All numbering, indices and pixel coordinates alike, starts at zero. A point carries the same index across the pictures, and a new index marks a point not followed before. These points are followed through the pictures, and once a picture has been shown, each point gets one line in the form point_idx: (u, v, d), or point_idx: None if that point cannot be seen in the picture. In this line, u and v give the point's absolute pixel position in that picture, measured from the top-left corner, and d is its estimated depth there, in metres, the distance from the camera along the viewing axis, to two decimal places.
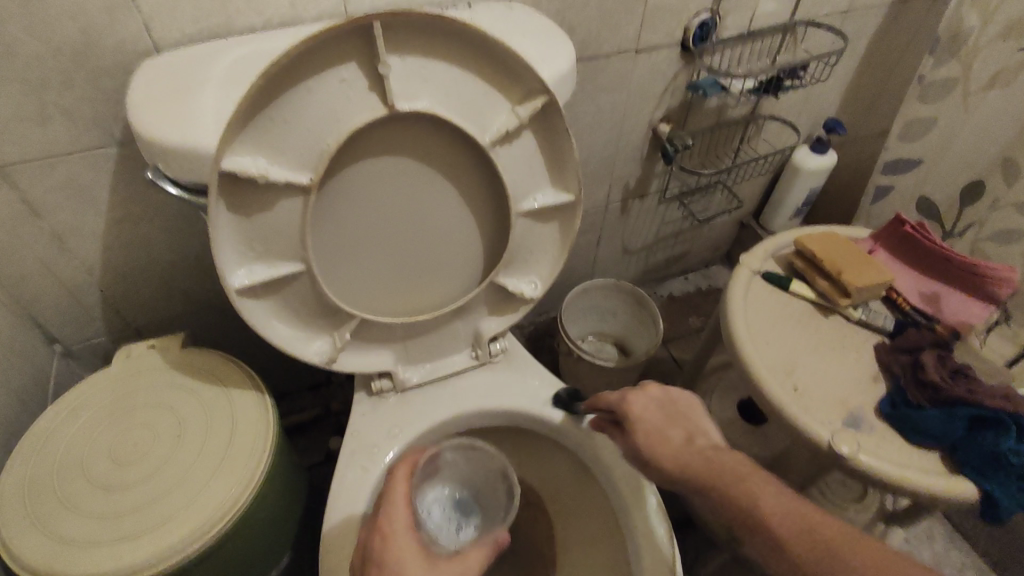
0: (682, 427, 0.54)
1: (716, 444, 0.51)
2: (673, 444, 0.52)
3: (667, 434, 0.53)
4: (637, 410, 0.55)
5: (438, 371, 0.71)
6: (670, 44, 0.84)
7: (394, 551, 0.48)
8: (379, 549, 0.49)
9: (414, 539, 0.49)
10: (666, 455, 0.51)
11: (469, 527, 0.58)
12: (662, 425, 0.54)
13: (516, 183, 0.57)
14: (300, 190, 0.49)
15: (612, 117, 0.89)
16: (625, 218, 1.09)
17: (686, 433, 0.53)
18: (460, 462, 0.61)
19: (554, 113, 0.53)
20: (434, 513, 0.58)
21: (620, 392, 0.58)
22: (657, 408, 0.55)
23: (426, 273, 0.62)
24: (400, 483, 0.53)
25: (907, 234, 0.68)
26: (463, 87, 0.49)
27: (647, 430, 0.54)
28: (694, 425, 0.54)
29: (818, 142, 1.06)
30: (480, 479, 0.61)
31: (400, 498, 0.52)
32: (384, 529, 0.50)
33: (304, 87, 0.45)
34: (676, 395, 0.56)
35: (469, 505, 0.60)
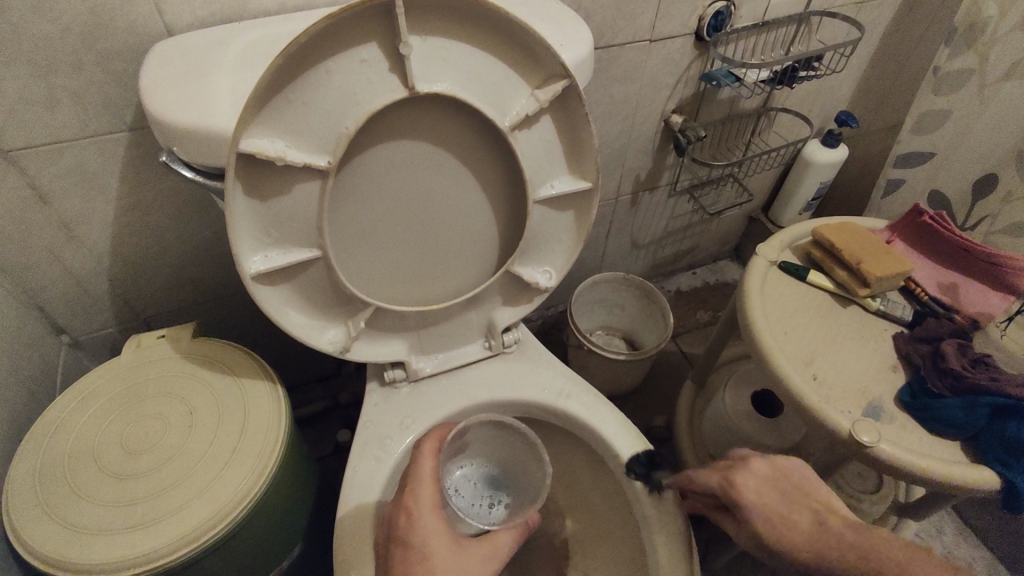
0: (807, 509, 0.47)
1: (847, 520, 0.46)
2: (805, 532, 0.45)
3: (790, 518, 0.46)
4: (750, 498, 0.47)
5: (451, 361, 0.71)
6: (684, 33, 0.83)
7: (421, 531, 0.47)
8: (405, 527, 0.48)
9: (440, 517, 0.49)
10: (803, 548, 0.45)
11: (500, 504, 0.60)
12: (785, 513, 0.46)
13: (534, 170, 0.56)
14: (317, 173, 0.48)
15: (624, 107, 0.88)
16: (635, 211, 1.08)
17: (811, 516, 0.46)
18: (484, 438, 0.62)
19: (573, 98, 0.53)
20: (462, 489, 0.61)
21: (723, 473, 0.50)
22: (771, 487, 0.48)
23: (442, 261, 0.61)
24: (427, 460, 0.53)
25: (925, 225, 0.67)
26: (483, 70, 0.49)
27: (771, 522, 0.46)
28: (812, 498, 0.48)
29: (830, 134, 1.04)
30: (508, 458, 0.63)
31: (426, 475, 0.52)
32: (410, 508, 0.49)
33: (323, 68, 0.44)
34: (786, 466, 0.49)
35: (498, 482, 0.63)
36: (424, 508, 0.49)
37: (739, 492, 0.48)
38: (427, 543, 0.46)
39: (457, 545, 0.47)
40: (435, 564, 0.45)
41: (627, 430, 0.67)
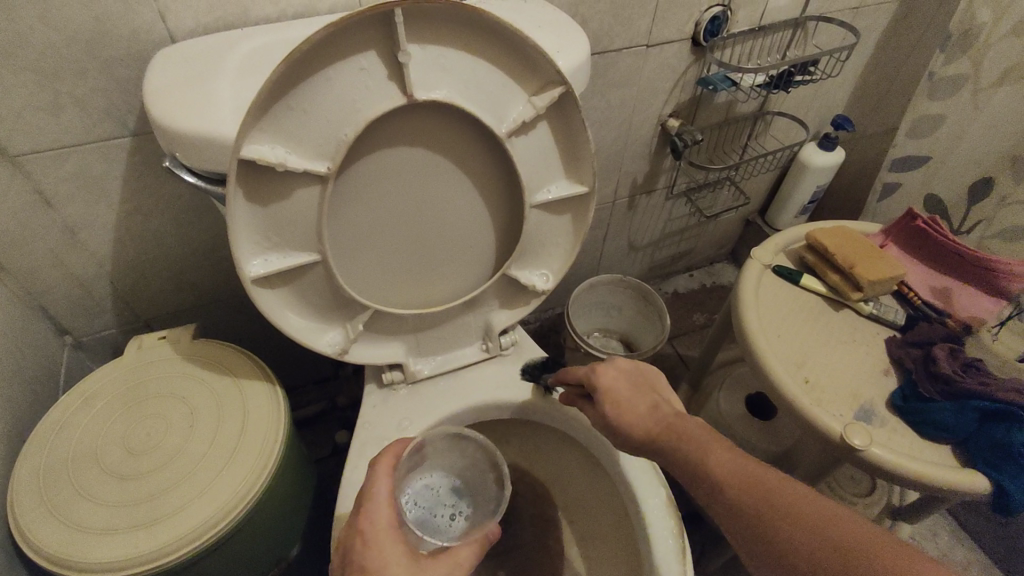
0: (648, 396, 0.56)
1: (682, 410, 0.53)
2: (640, 410, 0.54)
3: (633, 399, 0.55)
4: (606, 382, 0.57)
5: (449, 363, 0.72)
6: (681, 38, 0.84)
7: (375, 557, 0.47)
8: (360, 554, 0.47)
9: (395, 543, 0.48)
10: (631, 420, 0.54)
11: (461, 515, 0.58)
12: (630, 395, 0.56)
13: (531, 175, 0.57)
14: (317, 179, 0.49)
15: (622, 112, 0.89)
16: (632, 214, 1.09)
17: (655, 403, 0.55)
18: (444, 450, 0.61)
19: (570, 104, 0.53)
20: (421, 502, 0.58)
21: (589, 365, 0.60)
22: (625, 379, 0.57)
23: (439, 265, 0.62)
24: (383, 478, 0.52)
25: (918, 229, 0.68)
26: (481, 77, 0.49)
27: (615, 400, 0.56)
28: (660, 394, 0.56)
29: (826, 138, 1.05)
30: (472, 471, 0.61)
31: (383, 496, 0.51)
32: (366, 532, 0.48)
33: (323, 76, 0.45)
34: (646, 368, 0.58)
35: (462, 493, 0.60)
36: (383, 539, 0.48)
37: (597, 374, 0.58)
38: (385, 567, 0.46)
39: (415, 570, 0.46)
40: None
41: None
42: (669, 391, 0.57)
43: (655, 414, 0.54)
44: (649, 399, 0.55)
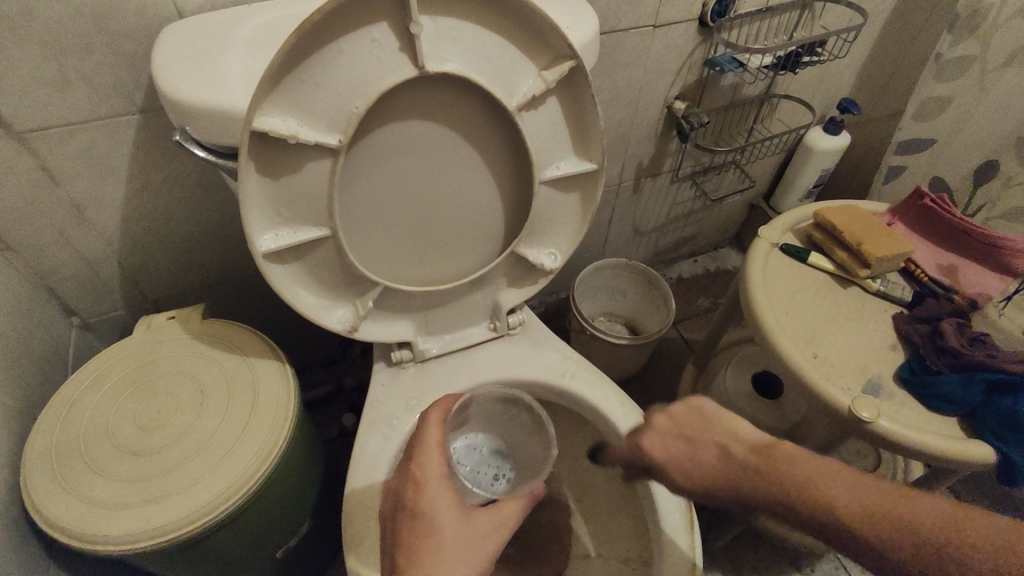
0: (710, 445, 0.46)
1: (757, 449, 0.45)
2: (713, 468, 0.45)
3: (697, 459, 0.46)
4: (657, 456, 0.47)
5: (457, 342, 0.72)
6: (688, 19, 0.83)
7: (429, 501, 0.47)
8: (412, 498, 0.48)
9: (447, 489, 0.48)
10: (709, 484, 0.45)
11: (503, 477, 0.59)
12: (692, 454, 0.46)
13: (540, 151, 0.57)
14: (328, 152, 0.49)
15: (627, 93, 0.89)
16: (638, 198, 1.09)
17: (718, 450, 0.46)
18: (491, 409, 0.61)
19: (581, 79, 0.53)
20: (466, 460, 0.60)
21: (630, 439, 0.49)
22: (675, 436, 0.47)
23: (449, 241, 0.62)
24: (433, 427, 0.52)
25: (925, 207, 0.69)
26: (491, 50, 0.49)
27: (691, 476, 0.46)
28: (725, 433, 0.46)
29: (832, 122, 1.05)
30: (515, 434, 0.61)
31: (433, 445, 0.50)
32: (418, 478, 0.48)
33: (336, 48, 0.45)
34: (688, 411, 0.47)
35: (504, 454, 0.61)
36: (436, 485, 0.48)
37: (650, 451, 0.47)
38: (436, 511, 0.46)
39: (468, 516, 0.47)
40: (445, 533, 0.45)
41: (629, 407, 0.68)
42: (733, 419, 0.47)
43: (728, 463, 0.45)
44: (711, 453, 0.46)
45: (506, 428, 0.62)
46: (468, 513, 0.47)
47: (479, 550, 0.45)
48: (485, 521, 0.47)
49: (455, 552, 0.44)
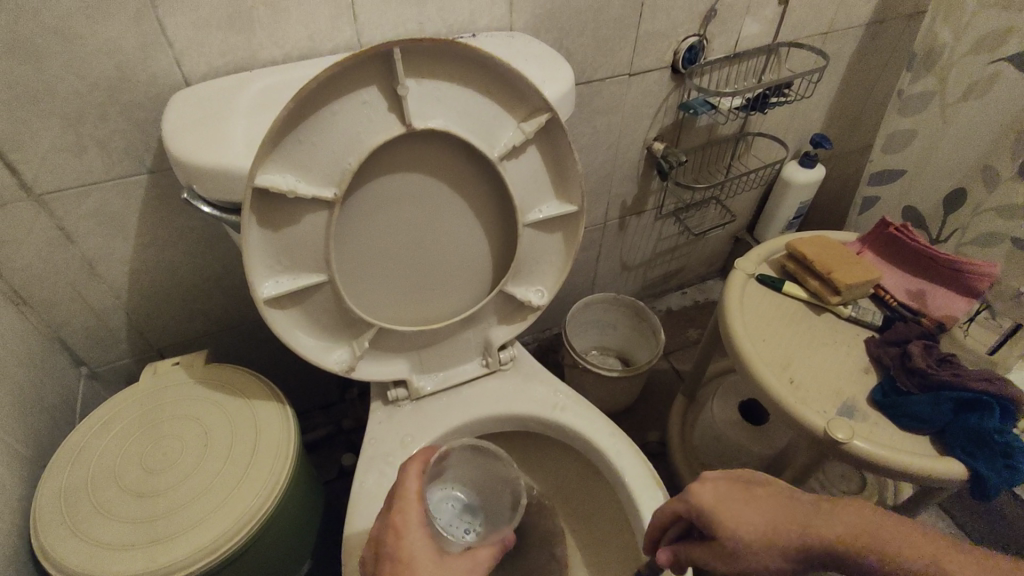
0: (765, 486, 0.47)
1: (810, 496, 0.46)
2: (765, 501, 0.45)
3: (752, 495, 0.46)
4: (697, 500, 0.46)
5: (451, 379, 0.75)
6: (661, 66, 0.89)
7: (407, 548, 0.49)
8: (393, 546, 0.50)
9: (423, 536, 0.50)
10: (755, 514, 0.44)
11: (474, 530, 0.61)
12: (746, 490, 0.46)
13: (523, 196, 0.61)
14: (324, 204, 0.53)
15: (608, 137, 0.94)
16: (624, 234, 1.14)
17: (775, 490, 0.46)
18: (465, 459, 0.62)
19: (557, 129, 0.58)
20: (443, 512, 0.61)
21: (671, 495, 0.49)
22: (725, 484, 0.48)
23: (439, 282, 0.65)
24: (411, 476, 0.55)
25: (891, 235, 0.72)
26: (474, 107, 0.54)
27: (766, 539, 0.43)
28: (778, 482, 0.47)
29: (807, 156, 1.12)
30: (489, 489, 0.63)
31: (412, 493, 0.53)
32: (398, 524, 0.51)
33: (331, 111, 0.49)
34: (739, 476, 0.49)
35: (477, 506, 0.64)
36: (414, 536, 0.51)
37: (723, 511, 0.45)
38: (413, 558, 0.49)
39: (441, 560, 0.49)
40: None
41: (618, 436, 0.70)
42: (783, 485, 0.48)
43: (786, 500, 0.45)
44: (773, 492, 0.46)
45: (479, 478, 0.64)
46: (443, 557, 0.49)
47: None
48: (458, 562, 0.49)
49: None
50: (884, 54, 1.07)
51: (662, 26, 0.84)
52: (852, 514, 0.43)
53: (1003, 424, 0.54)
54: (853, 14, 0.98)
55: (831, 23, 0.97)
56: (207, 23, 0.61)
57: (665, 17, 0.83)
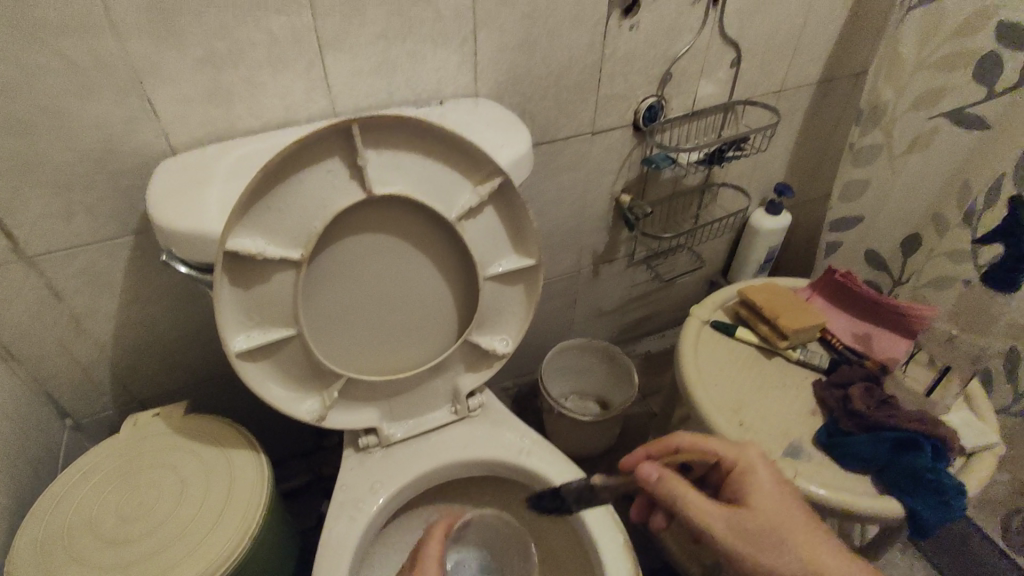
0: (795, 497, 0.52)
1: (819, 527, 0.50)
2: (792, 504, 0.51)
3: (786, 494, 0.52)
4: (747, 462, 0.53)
5: (420, 426, 0.77)
6: (623, 125, 0.95)
7: None
8: None
9: None
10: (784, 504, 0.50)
11: None
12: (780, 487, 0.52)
13: (483, 253, 0.66)
14: (292, 264, 0.57)
15: (575, 190, 1.00)
16: (597, 281, 1.18)
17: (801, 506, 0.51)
18: (476, 530, 0.80)
19: (511, 191, 0.63)
20: None
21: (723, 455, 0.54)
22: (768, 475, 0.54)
23: (406, 334, 0.69)
24: (434, 541, 0.71)
25: (837, 281, 0.76)
26: (432, 173, 0.59)
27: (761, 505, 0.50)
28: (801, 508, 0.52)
29: (772, 204, 1.17)
30: (500, 556, 0.79)
31: (434, 556, 0.69)
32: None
33: (297, 180, 0.54)
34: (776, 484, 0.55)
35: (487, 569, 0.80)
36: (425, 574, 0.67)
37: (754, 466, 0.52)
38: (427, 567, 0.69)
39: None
40: None
41: (581, 480, 0.73)
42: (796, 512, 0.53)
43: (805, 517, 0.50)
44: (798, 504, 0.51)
45: (487, 545, 0.81)
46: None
47: None
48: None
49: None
50: (836, 108, 1.14)
51: (620, 90, 0.90)
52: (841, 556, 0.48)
53: (935, 461, 0.57)
54: (803, 73, 1.05)
55: (782, 82, 1.04)
56: (191, 98, 0.67)
57: (623, 81, 0.89)
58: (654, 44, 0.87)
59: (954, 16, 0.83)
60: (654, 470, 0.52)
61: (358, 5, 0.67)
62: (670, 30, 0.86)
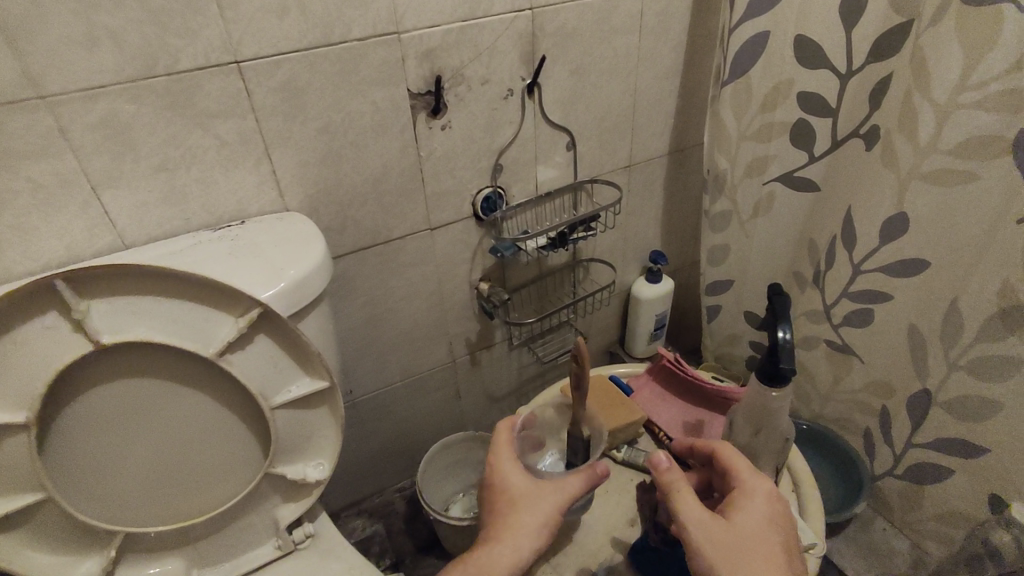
0: (784, 539, 0.51)
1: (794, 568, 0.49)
2: (772, 535, 0.51)
3: (776, 528, 0.52)
4: (751, 484, 0.55)
5: (238, 568, 0.72)
6: (463, 217, 0.93)
7: (501, 477, 0.61)
8: (491, 477, 0.62)
9: (516, 468, 0.62)
10: (754, 528, 0.51)
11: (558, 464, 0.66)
12: (772, 518, 0.52)
13: (262, 383, 0.62)
14: (19, 427, 0.53)
15: (427, 284, 0.97)
16: (478, 369, 1.14)
17: (787, 546, 0.51)
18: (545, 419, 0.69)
19: (277, 316, 0.59)
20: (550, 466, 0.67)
21: (748, 470, 0.56)
22: (774, 502, 0.54)
23: (195, 476, 0.65)
24: (505, 446, 0.63)
25: (667, 367, 0.80)
26: (177, 312, 0.56)
27: (747, 529, 0.51)
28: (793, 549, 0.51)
29: (649, 274, 1.16)
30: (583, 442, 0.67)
31: (509, 451, 0.63)
32: (492, 461, 0.63)
33: (6, 343, 0.51)
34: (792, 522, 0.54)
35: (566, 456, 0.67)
36: (519, 504, 0.59)
37: (757, 494, 0.54)
38: (513, 491, 0.60)
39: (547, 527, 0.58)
40: (512, 486, 0.60)
41: None
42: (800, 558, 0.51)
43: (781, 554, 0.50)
44: (783, 538, 0.51)
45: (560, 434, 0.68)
46: (536, 487, 0.60)
47: (535, 510, 0.58)
48: (552, 491, 0.59)
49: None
50: (692, 174, 1.15)
51: (450, 185, 0.89)
52: None
53: None
54: (649, 147, 1.06)
55: (629, 156, 1.04)
56: None
57: (450, 177, 0.88)
58: (474, 139, 0.87)
59: (760, 88, 0.86)
60: (667, 459, 0.54)
61: (127, 141, 0.66)
62: (488, 124, 0.86)
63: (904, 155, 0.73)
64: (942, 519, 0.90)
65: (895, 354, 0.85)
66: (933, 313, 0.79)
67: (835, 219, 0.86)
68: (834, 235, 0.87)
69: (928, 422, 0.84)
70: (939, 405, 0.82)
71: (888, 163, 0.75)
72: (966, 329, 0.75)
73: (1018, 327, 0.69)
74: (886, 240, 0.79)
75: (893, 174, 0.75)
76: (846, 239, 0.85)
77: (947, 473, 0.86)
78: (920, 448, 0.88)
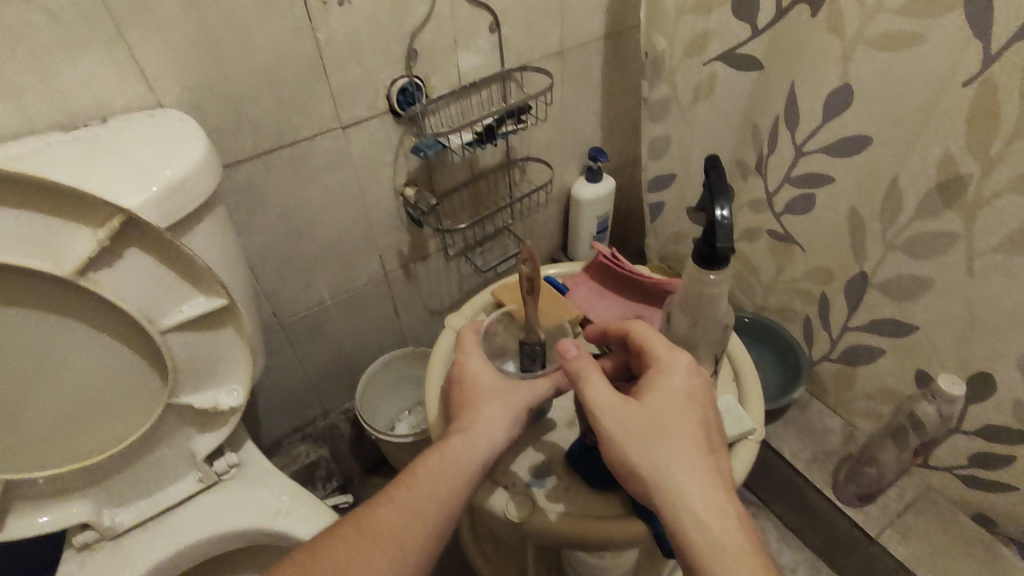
0: (700, 414, 0.50)
1: (706, 444, 0.49)
2: (687, 412, 0.50)
3: (692, 404, 0.50)
4: (668, 362, 0.52)
5: (155, 505, 0.67)
6: (378, 113, 0.83)
7: (468, 374, 0.59)
8: (457, 375, 0.60)
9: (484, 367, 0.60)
10: (667, 407, 0.49)
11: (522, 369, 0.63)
12: (689, 394, 0.50)
13: (144, 303, 0.54)
14: None
15: (346, 192, 0.88)
16: (414, 283, 1.08)
17: (702, 421, 0.50)
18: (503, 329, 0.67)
19: (145, 224, 0.51)
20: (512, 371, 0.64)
21: (667, 348, 0.54)
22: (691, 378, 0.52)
23: (83, 413, 0.58)
24: (472, 346, 0.61)
25: (604, 265, 0.76)
26: (17, 225, 0.47)
27: (661, 409, 0.50)
28: (709, 423, 0.51)
29: (590, 172, 1.10)
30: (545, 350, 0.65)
31: (475, 352, 0.61)
32: (458, 360, 0.60)
33: None
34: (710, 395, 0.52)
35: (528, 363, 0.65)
36: (482, 397, 0.57)
37: (673, 371, 0.51)
38: (481, 386, 0.58)
39: (518, 419, 0.57)
40: (479, 380, 0.58)
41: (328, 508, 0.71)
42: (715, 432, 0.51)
43: (694, 431, 0.49)
44: (698, 414, 0.50)
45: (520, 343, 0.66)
46: (506, 384, 0.58)
47: (502, 404, 0.56)
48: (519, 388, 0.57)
49: (466, 476, 0.53)
50: (631, 60, 1.06)
51: (358, 74, 0.78)
52: (693, 478, 0.46)
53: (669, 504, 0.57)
54: (582, 29, 0.96)
55: (562, 40, 0.95)
56: None
57: (357, 65, 0.77)
58: (381, 19, 0.75)
59: None
60: (576, 346, 0.52)
61: None
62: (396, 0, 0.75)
63: (851, 17, 0.67)
64: (873, 398, 0.93)
65: (836, 239, 0.84)
66: (873, 192, 0.76)
67: (777, 99, 0.81)
68: (777, 116, 0.82)
69: (864, 305, 0.84)
70: (876, 286, 0.81)
71: (835, 28, 0.69)
72: (904, 207, 0.73)
73: (956, 200, 0.68)
74: (829, 116, 0.74)
75: (838, 41, 0.69)
76: (789, 119, 0.80)
77: (880, 354, 0.87)
78: (855, 331, 0.88)
